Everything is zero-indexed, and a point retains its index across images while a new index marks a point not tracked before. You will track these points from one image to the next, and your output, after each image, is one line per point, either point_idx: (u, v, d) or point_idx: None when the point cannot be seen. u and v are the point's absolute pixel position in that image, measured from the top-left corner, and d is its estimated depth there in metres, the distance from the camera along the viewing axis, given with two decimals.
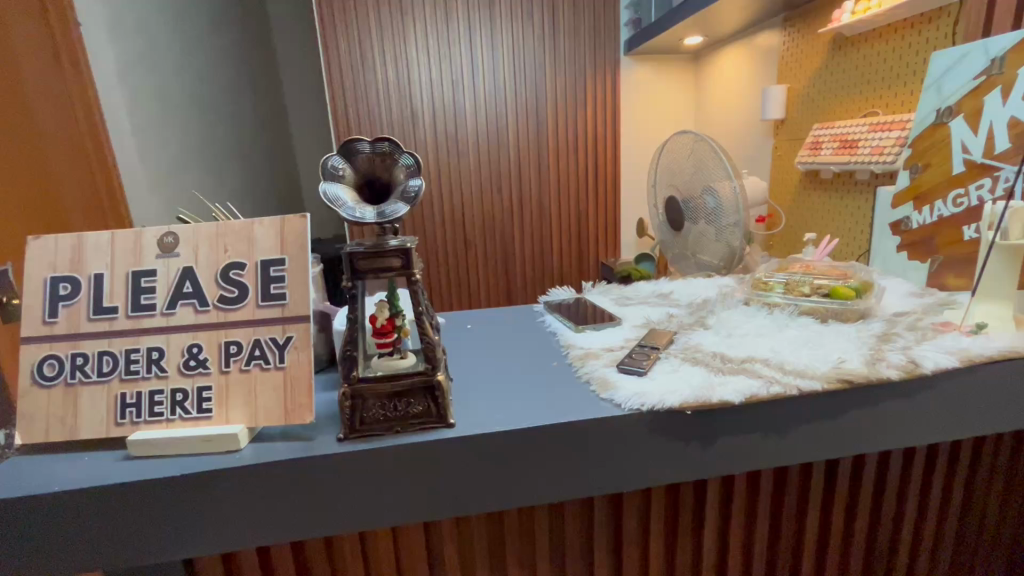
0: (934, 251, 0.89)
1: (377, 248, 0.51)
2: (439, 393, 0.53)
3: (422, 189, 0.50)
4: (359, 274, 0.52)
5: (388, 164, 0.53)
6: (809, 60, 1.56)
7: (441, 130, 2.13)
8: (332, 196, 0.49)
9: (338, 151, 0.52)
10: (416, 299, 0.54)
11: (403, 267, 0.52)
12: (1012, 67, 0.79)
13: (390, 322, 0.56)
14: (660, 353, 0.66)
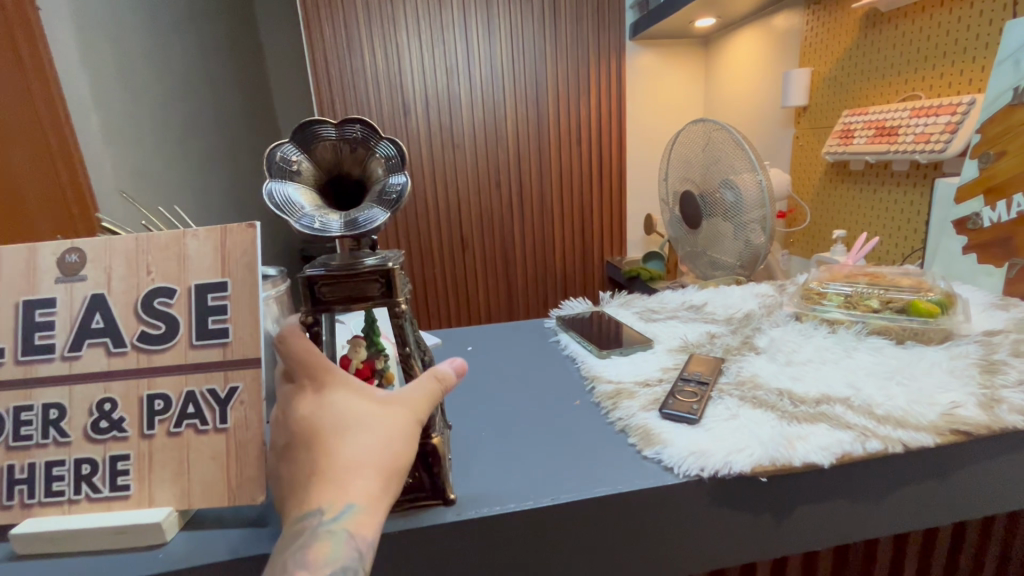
0: (1013, 254, 0.76)
1: (347, 270, 0.37)
2: (435, 462, 0.41)
3: (406, 188, 0.37)
4: (324, 305, 0.38)
5: (361, 154, 0.39)
6: (835, 40, 1.42)
7: (435, 122, 1.99)
8: (283, 200, 0.35)
9: (291, 139, 0.39)
10: (402, 338, 0.41)
11: (382, 295, 0.38)
12: None
13: (370, 364, 0.43)
14: (710, 391, 0.53)
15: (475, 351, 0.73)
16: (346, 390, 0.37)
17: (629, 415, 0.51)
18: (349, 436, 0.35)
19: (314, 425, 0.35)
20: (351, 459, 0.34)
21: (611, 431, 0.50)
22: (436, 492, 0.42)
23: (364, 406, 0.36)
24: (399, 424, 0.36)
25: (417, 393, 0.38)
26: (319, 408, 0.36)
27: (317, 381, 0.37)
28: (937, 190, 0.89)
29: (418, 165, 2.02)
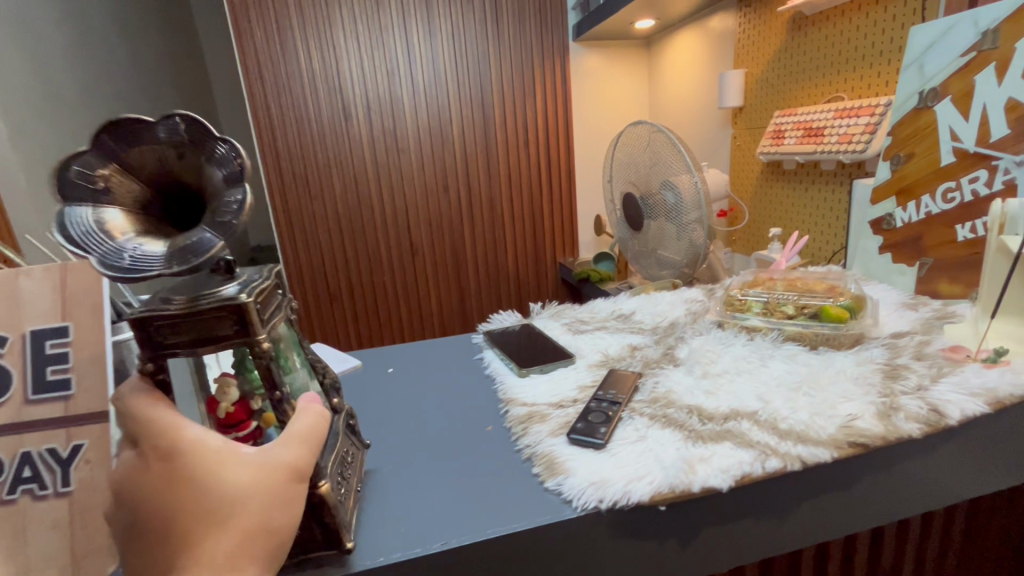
0: (923, 253, 0.79)
1: (187, 310, 0.34)
2: (326, 513, 0.38)
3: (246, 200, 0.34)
4: (167, 346, 0.35)
5: (189, 158, 0.36)
6: (766, 42, 1.45)
7: (377, 126, 1.93)
8: (85, 229, 0.32)
9: (92, 151, 0.34)
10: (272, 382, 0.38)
11: (236, 331, 0.35)
12: (1007, 41, 0.68)
13: (243, 406, 0.41)
14: (621, 410, 0.52)
15: (396, 372, 0.70)
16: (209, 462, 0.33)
17: (537, 443, 0.49)
18: (217, 520, 0.32)
19: (175, 508, 0.32)
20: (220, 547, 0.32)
21: (518, 460, 0.48)
22: (330, 542, 0.39)
23: (230, 479, 0.33)
24: (275, 494, 0.34)
25: (297, 451, 0.36)
26: (176, 487, 0.32)
27: (173, 451, 0.33)
28: (854, 191, 0.92)
29: (361, 171, 1.96)
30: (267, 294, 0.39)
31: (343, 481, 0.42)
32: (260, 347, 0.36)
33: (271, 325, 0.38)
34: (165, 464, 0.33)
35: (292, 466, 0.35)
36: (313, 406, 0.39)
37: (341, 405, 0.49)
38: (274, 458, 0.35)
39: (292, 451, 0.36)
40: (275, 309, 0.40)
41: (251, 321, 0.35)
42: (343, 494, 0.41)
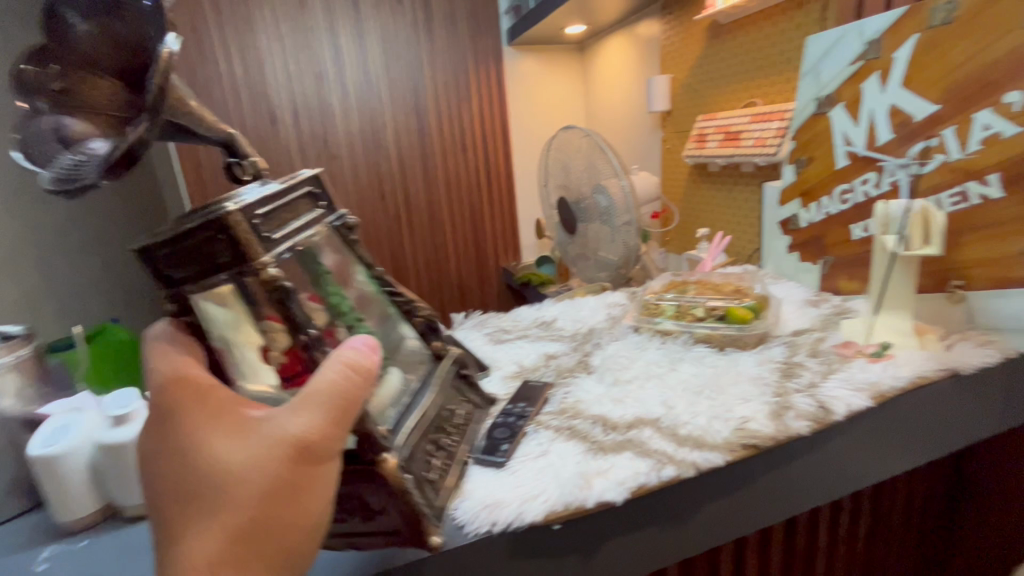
0: (824, 251, 0.83)
1: (181, 235, 0.35)
2: (397, 495, 0.38)
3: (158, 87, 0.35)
4: (177, 280, 0.38)
5: (130, 36, 0.40)
6: (688, 50, 1.50)
7: (307, 132, 1.86)
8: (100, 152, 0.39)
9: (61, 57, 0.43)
10: (295, 321, 0.38)
11: (235, 260, 0.36)
12: (888, 51, 0.72)
13: (294, 352, 0.40)
14: (525, 423, 0.51)
15: None
16: (212, 444, 0.33)
17: None
18: (209, 509, 0.32)
19: (183, 488, 0.33)
20: (210, 540, 0.31)
21: None
22: (418, 538, 0.39)
23: (232, 461, 0.33)
24: (268, 485, 0.32)
25: (310, 420, 0.34)
26: (184, 463, 0.33)
27: (189, 419, 0.35)
28: (764, 193, 0.96)
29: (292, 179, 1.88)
30: (278, 220, 0.40)
31: (436, 451, 0.45)
32: (262, 274, 0.36)
33: (279, 252, 0.38)
34: (176, 436, 0.34)
35: (297, 442, 0.33)
36: (338, 356, 0.36)
37: (444, 347, 0.55)
38: (281, 432, 0.33)
39: (303, 419, 0.34)
40: (291, 232, 0.41)
41: (244, 245, 0.35)
42: (430, 473, 0.42)
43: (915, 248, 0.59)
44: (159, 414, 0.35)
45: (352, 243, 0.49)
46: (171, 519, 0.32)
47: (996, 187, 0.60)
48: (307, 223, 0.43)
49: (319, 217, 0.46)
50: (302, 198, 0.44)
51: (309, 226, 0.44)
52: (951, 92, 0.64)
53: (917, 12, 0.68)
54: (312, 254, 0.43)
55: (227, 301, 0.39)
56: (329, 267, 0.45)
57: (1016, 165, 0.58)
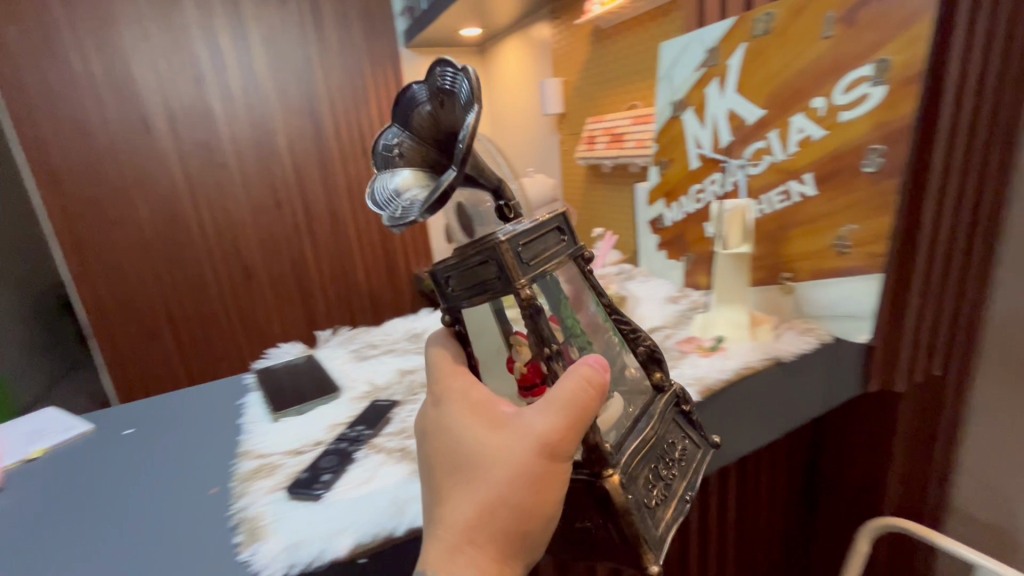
0: (686, 249, 0.87)
1: (461, 258, 0.36)
2: (619, 517, 0.36)
3: (473, 120, 0.38)
4: (453, 297, 0.38)
5: (449, 102, 0.43)
6: (575, 53, 1.53)
7: (187, 139, 1.71)
8: (383, 185, 0.47)
9: (397, 127, 0.49)
10: (540, 338, 0.35)
11: (499, 279, 0.34)
12: (723, 58, 0.76)
13: (535, 366, 0.38)
14: (358, 448, 0.49)
15: (132, 437, 0.62)
16: (474, 428, 0.35)
17: (248, 507, 0.43)
18: (470, 485, 0.33)
19: (448, 465, 0.35)
20: (463, 512, 0.33)
21: (224, 529, 0.42)
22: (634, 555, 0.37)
23: (488, 447, 0.34)
24: (516, 475, 0.33)
25: (553, 422, 0.33)
26: (451, 439, 0.35)
27: (448, 410, 0.37)
28: (636, 190, 0.98)
29: (172, 190, 1.72)
30: (539, 239, 0.37)
31: (654, 483, 0.39)
32: (519, 294, 0.33)
33: (537, 273, 0.35)
34: (438, 418, 0.37)
35: (542, 442, 0.33)
36: (578, 368, 0.34)
37: (666, 380, 0.44)
38: (528, 430, 0.33)
39: (546, 419, 0.33)
40: (548, 252, 0.37)
41: (508, 267, 0.33)
42: (649, 497, 0.39)
43: (732, 246, 0.66)
44: (436, 399, 0.38)
45: (586, 265, 0.41)
46: (437, 485, 0.35)
47: (811, 184, 0.65)
48: (563, 249, 0.39)
49: (568, 238, 0.40)
50: (558, 224, 0.38)
51: (565, 249, 0.39)
52: (773, 97, 0.69)
53: (742, 23, 0.71)
54: (555, 280, 0.37)
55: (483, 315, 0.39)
56: (567, 291, 0.39)
57: (824, 164, 0.63)
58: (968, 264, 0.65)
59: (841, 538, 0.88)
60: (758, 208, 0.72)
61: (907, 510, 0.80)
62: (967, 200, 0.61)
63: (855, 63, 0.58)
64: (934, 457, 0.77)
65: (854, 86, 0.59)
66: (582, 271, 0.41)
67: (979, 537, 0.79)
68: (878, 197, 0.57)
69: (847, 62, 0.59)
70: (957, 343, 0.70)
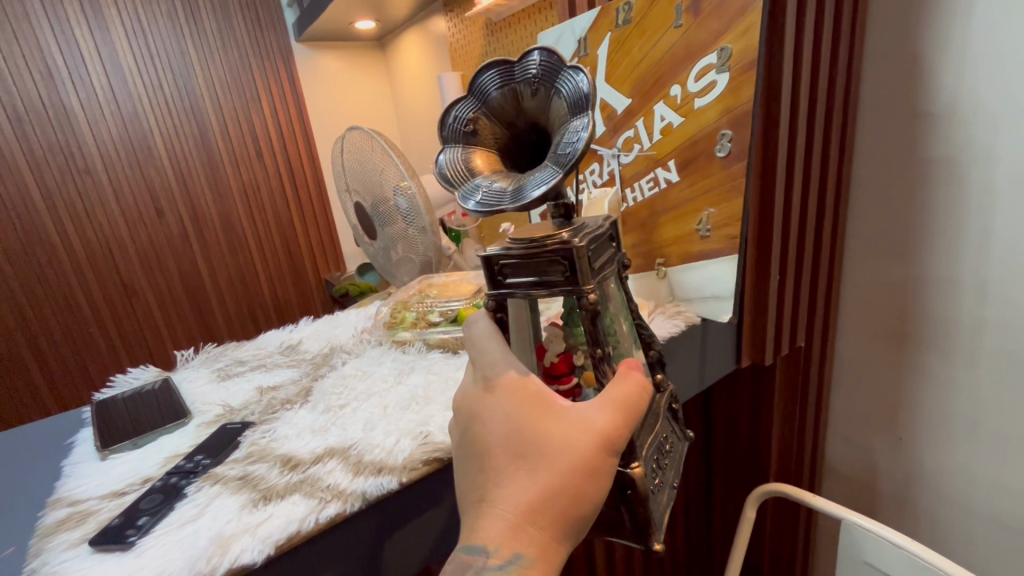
0: None
1: (529, 251, 0.34)
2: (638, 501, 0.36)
3: (589, 132, 0.33)
4: (507, 286, 0.36)
5: (542, 94, 0.38)
6: (470, 47, 1.49)
7: (41, 144, 1.50)
8: (458, 174, 0.40)
9: (467, 98, 0.42)
10: (594, 340, 0.35)
11: (567, 280, 0.33)
12: (592, 48, 0.76)
13: (567, 359, 0.39)
14: (190, 482, 0.44)
15: None
16: (530, 414, 0.34)
17: (39, 566, 0.37)
18: (533, 467, 0.32)
19: (505, 449, 0.33)
20: (525, 492, 0.31)
21: None
22: (639, 534, 0.38)
23: (548, 433, 0.33)
24: (576, 461, 0.32)
25: (609, 418, 0.33)
26: (511, 421, 0.34)
27: (500, 395, 0.35)
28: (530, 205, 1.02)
29: (25, 202, 1.49)
30: (601, 246, 0.36)
31: (658, 471, 0.40)
32: (586, 298, 0.33)
33: (601, 279, 0.35)
34: (489, 406, 0.35)
35: (600, 434, 0.33)
36: (632, 374, 0.35)
37: (666, 381, 0.45)
38: (587, 422, 0.33)
39: (605, 415, 0.33)
40: (605, 260, 0.37)
41: (580, 270, 0.33)
42: (655, 485, 0.39)
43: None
44: (487, 384, 0.36)
45: (623, 274, 0.42)
46: (491, 466, 0.33)
47: (674, 171, 0.66)
48: (613, 256, 0.39)
49: (617, 246, 0.40)
50: (610, 231, 0.38)
51: (614, 257, 0.39)
52: (637, 86, 0.69)
53: (606, 12, 0.72)
54: (609, 289, 0.38)
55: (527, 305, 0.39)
56: (611, 296, 0.39)
57: (684, 151, 0.64)
58: (820, 241, 0.70)
59: (734, 510, 0.92)
60: (632, 196, 0.73)
61: (789, 476, 0.85)
62: (814, 180, 0.65)
63: (703, 51, 0.60)
64: (805, 424, 0.82)
65: (703, 73, 0.60)
66: (621, 274, 0.41)
67: (851, 493, 0.85)
68: (732, 180, 0.59)
69: (697, 49, 0.60)
70: (816, 316, 0.74)
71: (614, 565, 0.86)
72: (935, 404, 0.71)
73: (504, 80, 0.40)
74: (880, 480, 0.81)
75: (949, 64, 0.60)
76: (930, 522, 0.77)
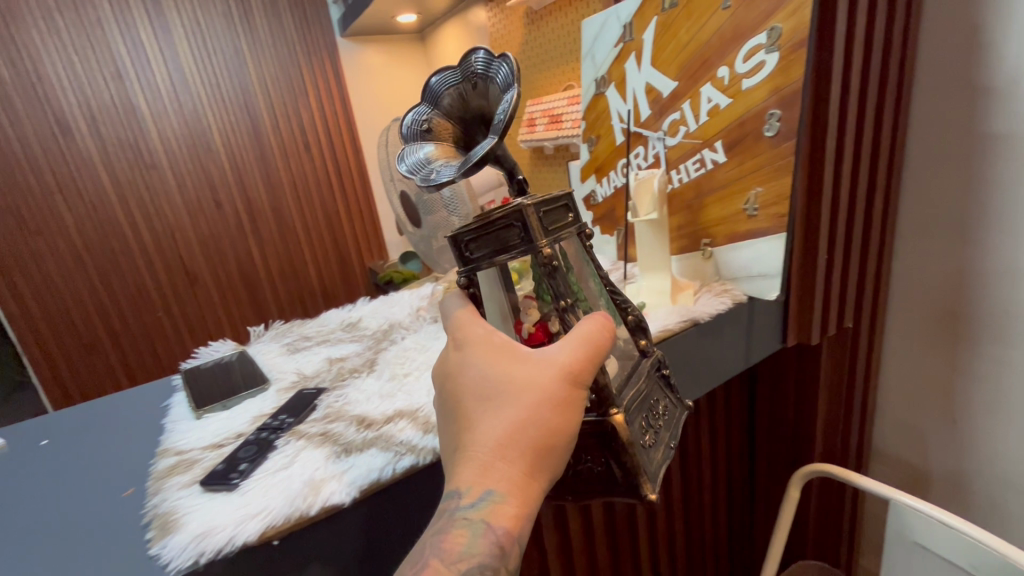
0: (616, 222, 0.88)
1: (485, 220, 0.36)
2: (625, 453, 0.37)
3: (514, 100, 0.37)
4: (474, 260, 0.38)
5: (481, 85, 0.43)
6: (509, 36, 1.47)
7: (111, 140, 1.61)
8: (415, 162, 0.43)
9: (422, 105, 0.47)
10: (555, 292, 0.37)
11: (523, 240, 0.35)
12: (638, 33, 0.77)
13: (543, 325, 0.40)
14: (279, 436, 0.49)
15: (48, 446, 0.59)
16: (498, 362, 0.36)
17: (161, 501, 0.43)
18: (501, 406, 0.34)
19: (477, 393, 0.35)
20: (495, 432, 0.33)
21: (137, 526, 0.41)
22: (632, 488, 0.38)
23: (512, 376, 0.35)
24: (543, 397, 0.33)
25: (572, 354, 0.34)
26: (480, 368, 0.36)
27: (468, 351, 0.37)
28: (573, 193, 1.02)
29: (101, 196, 1.62)
30: (554, 209, 0.37)
31: (648, 428, 0.40)
32: (542, 254, 0.34)
33: (557, 238, 0.36)
34: (460, 358, 0.37)
35: (564, 369, 0.34)
36: (596, 315, 0.36)
37: (650, 346, 0.44)
38: (551, 359, 0.34)
39: (566, 351, 0.34)
40: (561, 223, 0.38)
41: (532, 229, 0.34)
42: (646, 440, 0.40)
43: (643, 214, 0.68)
44: (457, 343, 0.39)
45: (587, 242, 0.42)
46: (463, 412, 0.35)
47: (721, 152, 0.67)
48: (570, 222, 0.39)
49: (575, 214, 0.40)
50: (565, 199, 0.39)
51: (572, 224, 0.40)
52: (684, 68, 0.70)
53: None
54: (568, 252, 0.39)
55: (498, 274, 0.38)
56: (573, 262, 0.39)
57: (731, 132, 0.65)
58: (871, 221, 0.69)
59: (779, 490, 0.93)
60: (678, 177, 0.74)
61: (833, 458, 0.85)
62: (865, 159, 0.64)
63: (752, 32, 0.60)
64: (853, 405, 0.82)
65: (752, 54, 0.61)
66: (583, 242, 0.41)
67: (899, 474, 0.85)
68: (782, 159, 0.60)
69: (745, 30, 0.61)
70: (865, 299, 0.74)
71: (657, 546, 0.87)
72: (991, 386, 0.70)
73: (450, 81, 0.45)
74: (932, 466, 0.80)
75: (1014, 36, 0.58)
76: (982, 507, 0.76)
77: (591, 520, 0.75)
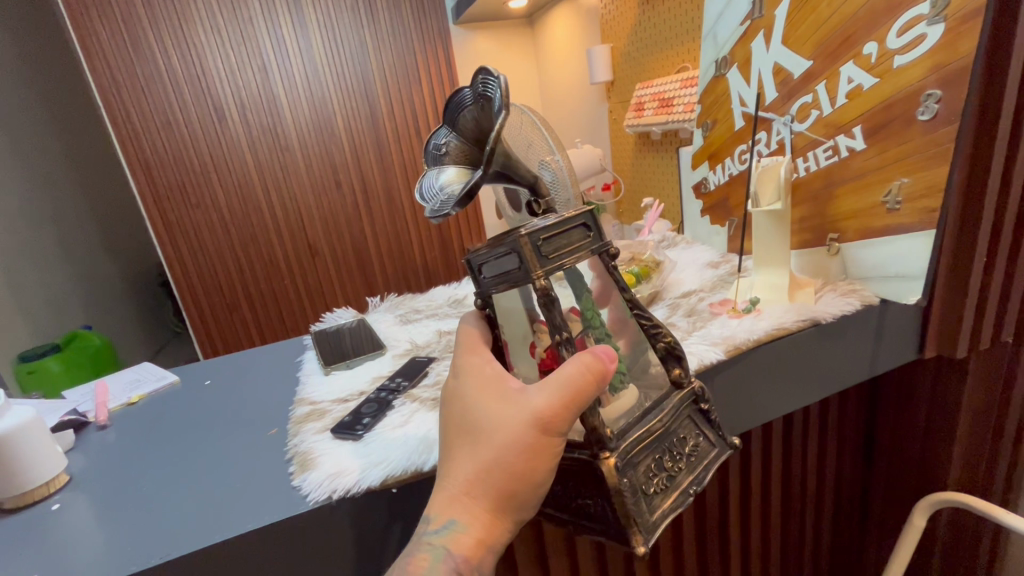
0: (730, 213, 0.84)
1: (491, 248, 0.34)
2: (610, 495, 0.35)
3: (499, 125, 0.35)
4: (485, 286, 0.37)
5: (485, 109, 0.41)
6: (622, 16, 1.41)
7: (255, 126, 1.82)
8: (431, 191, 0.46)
9: (449, 124, 0.47)
10: (555, 326, 0.33)
11: (521, 271, 0.33)
12: (769, 8, 0.71)
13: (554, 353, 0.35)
14: (396, 397, 0.54)
15: (209, 386, 0.70)
16: (517, 389, 0.33)
17: (299, 441, 0.49)
18: (475, 446, 0.33)
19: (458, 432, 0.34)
20: (468, 467, 0.33)
21: (281, 460, 0.48)
22: (622, 534, 0.35)
23: (493, 415, 0.33)
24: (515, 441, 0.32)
25: (547, 401, 0.32)
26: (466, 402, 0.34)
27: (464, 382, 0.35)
28: (682, 181, 0.98)
29: (244, 175, 1.85)
30: (561, 233, 0.34)
31: (656, 472, 0.37)
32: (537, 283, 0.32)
33: (560, 265, 0.33)
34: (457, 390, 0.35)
35: (536, 417, 0.32)
36: (587, 354, 0.32)
37: (685, 378, 0.40)
38: (525, 403, 0.32)
39: (541, 397, 0.32)
40: (571, 247, 0.34)
41: (528, 258, 0.32)
42: (650, 485, 0.36)
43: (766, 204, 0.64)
44: (454, 371, 0.37)
45: (613, 263, 0.37)
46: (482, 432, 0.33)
47: (859, 139, 0.61)
48: (586, 244, 0.35)
49: (595, 234, 0.36)
50: (582, 219, 0.35)
51: (588, 245, 0.35)
52: (821, 46, 0.64)
53: None
54: (573, 275, 0.35)
55: (503, 302, 0.37)
56: (581, 287, 0.36)
57: (876, 116, 0.59)
58: None
59: (898, 517, 0.84)
60: (805, 165, 0.69)
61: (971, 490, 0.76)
62: None
63: (911, 2, 0.53)
64: (1006, 433, 0.71)
65: (909, 27, 0.54)
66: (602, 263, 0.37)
67: None
68: (936, 147, 0.53)
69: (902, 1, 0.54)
70: None
71: (750, 557, 0.83)
72: None
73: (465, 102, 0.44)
74: None
75: None
76: None
77: (680, 522, 0.73)
